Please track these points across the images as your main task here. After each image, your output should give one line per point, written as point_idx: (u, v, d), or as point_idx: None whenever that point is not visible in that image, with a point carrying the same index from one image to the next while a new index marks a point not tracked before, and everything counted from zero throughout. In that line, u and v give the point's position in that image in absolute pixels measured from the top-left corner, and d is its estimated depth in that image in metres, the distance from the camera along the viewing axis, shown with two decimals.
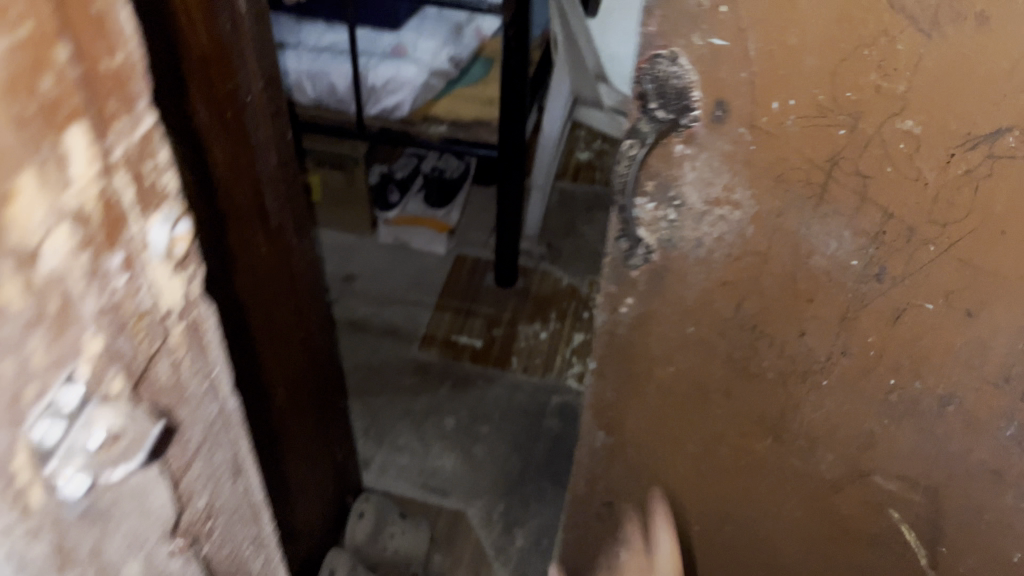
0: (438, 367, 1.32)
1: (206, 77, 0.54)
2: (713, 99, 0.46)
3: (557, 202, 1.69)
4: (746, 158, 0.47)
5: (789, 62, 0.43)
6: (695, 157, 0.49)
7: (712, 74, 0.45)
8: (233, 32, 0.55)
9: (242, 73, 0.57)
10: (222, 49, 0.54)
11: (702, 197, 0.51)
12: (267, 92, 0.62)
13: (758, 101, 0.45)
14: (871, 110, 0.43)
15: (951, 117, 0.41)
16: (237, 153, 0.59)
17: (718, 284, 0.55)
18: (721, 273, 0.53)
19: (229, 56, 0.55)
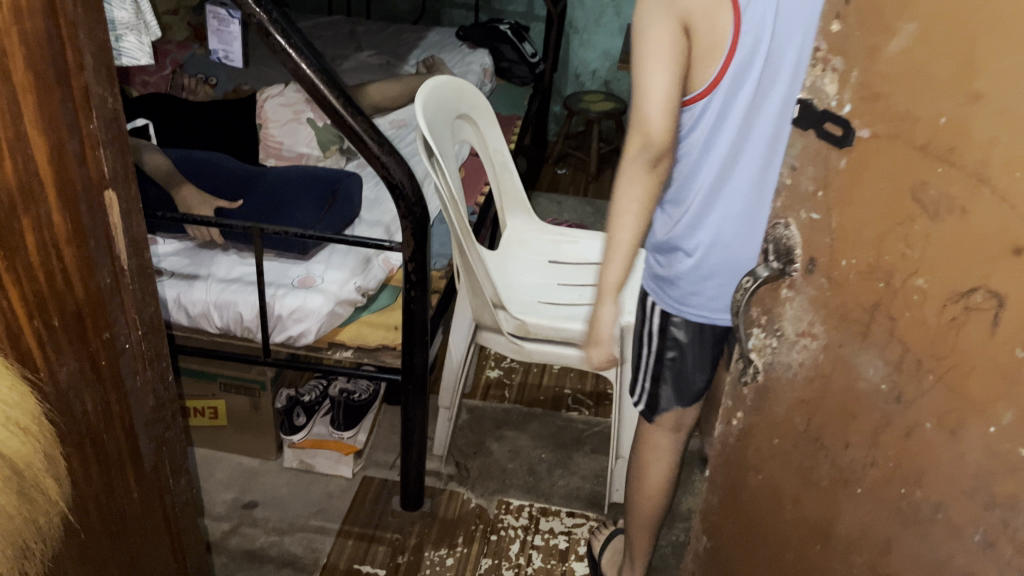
0: None
1: (46, 314, 0.47)
2: (792, 305, 0.62)
3: (467, 419, 1.84)
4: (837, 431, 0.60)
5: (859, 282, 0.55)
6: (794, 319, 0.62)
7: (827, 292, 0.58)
8: (110, 288, 0.50)
9: (115, 318, 0.52)
10: (72, 243, 0.47)
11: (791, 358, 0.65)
12: (145, 346, 0.55)
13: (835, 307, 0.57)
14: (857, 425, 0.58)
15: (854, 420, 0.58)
16: (69, 394, 0.49)
17: (799, 401, 0.64)
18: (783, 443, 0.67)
19: (102, 306, 0.50)
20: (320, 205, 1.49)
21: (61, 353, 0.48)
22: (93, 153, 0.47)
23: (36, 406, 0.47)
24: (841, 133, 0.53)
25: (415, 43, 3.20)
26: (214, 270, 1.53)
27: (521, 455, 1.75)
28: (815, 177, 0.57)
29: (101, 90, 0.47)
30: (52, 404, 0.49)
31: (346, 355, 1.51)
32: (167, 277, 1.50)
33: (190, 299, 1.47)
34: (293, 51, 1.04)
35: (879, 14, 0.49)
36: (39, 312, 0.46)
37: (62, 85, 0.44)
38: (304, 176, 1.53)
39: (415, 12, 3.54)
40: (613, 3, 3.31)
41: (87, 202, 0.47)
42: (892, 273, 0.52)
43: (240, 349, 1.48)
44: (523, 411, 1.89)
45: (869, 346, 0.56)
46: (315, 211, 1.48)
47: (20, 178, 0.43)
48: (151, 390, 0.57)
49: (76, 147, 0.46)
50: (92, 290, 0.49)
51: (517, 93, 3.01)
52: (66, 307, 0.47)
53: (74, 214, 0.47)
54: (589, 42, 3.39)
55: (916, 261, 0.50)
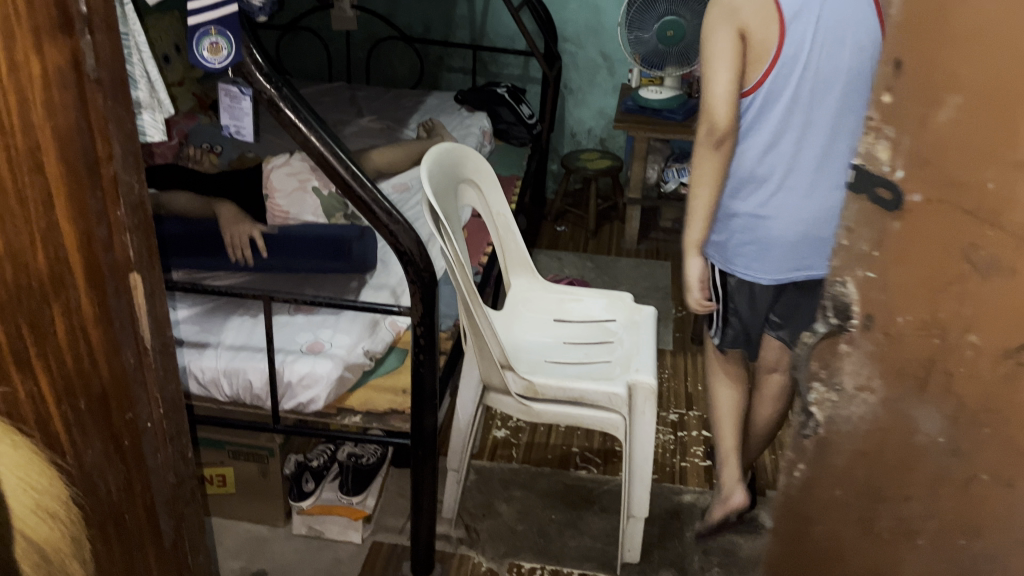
0: None
1: (73, 398, 0.61)
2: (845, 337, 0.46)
3: (474, 479, 2.01)
4: (881, 477, 0.48)
5: (943, 233, 0.39)
6: (841, 355, 0.47)
7: (890, 339, 0.44)
8: (133, 368, 0.63)
9: (137, 397, 0.65)
10: (99, 328, 0.60)
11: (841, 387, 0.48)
12: (164, 423, 0.69)
13: (888, 356, 0.44)
14: (918, 479, 0.46)
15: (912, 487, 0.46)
16: (91, 472, 0.64)
17: (856, 454, 0.49)
18: (866, 471, 0.48)
19: (125, 386, 0.63)
20: (339, 248, 1.69)
21: (85, 438, 0.63)
22: (120, 237, 0.60)
23: (62, 480, 0.63)
24: (887, 195, 0.41)
25: (414, 108, 3.29)
26: (226, 337, 1.66)
27: (529, 514, 1.90)
28: (869, 238, 0.43)
29: (129, 182, 0.60)
30: (79, 479, 0.64)
31: (354, 420, 1.64)
32: (182, 344, 1.63)
33: (203, 367, 1.60)
34: (302, 125, 1.19)
35: (932, 61, 0.37)
36: (66, 397, 0.60)
37: (91, 177, 0.56)
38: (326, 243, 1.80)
39: (415, 74, 3.63)
40: (605, 65, 3.49)
41: (114, 284, 0.60)
42: (948, 327, 0.41)
43: (247, 416, 1.62)
44: (528, 469, 2.06)
45: (929, 399, 0.43)
46: (336, 253, 1.69)
47: (51, 266, 0.56)
48: (174, 467, 0.72)
49: (105, 233, 0.59)
50: (116, 361, 0.62)
51: (514, 155, 3.17)
52: (94, 385, 0.61)
53: (102, 295, 0.59)
54: (584, 100, 3.54)
55: (968, 315, 0.40)
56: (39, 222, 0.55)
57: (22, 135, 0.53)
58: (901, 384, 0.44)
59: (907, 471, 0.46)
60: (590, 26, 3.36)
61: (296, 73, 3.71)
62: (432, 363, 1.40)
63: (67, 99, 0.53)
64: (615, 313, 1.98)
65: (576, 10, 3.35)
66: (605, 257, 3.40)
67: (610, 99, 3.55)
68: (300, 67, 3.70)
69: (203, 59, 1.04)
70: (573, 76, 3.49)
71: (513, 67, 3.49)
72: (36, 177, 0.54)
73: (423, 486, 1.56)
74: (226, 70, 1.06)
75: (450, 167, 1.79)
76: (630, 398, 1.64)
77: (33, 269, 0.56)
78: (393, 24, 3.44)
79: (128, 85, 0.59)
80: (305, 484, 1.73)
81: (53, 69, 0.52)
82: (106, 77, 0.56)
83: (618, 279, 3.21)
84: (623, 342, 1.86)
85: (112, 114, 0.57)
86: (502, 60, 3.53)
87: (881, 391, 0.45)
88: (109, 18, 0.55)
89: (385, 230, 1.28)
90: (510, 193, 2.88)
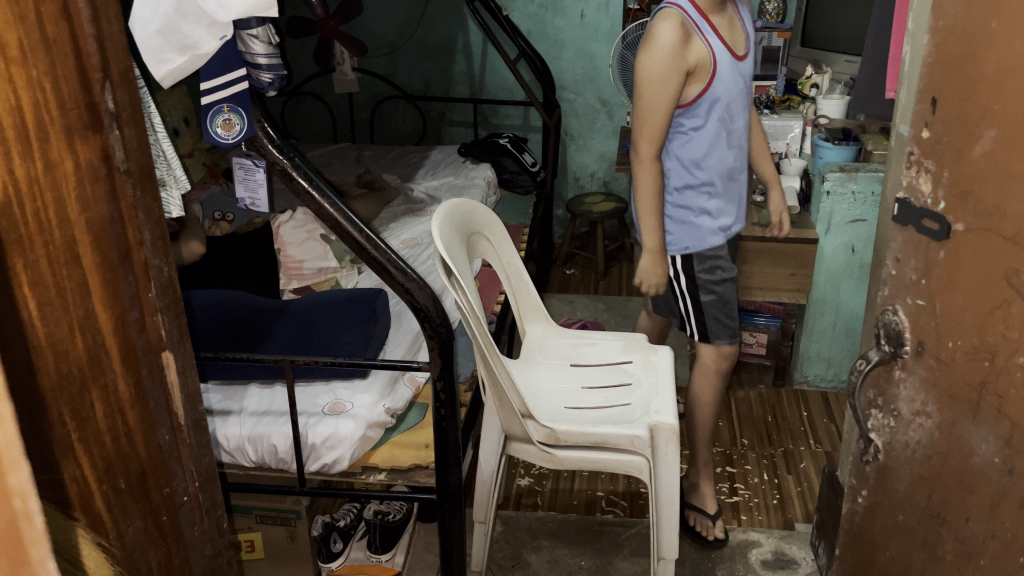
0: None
1: (113, 477, 0.71)
2: (961, 445, 1.10)
3: (503, 529, 2.53)
4: (945, 478, 1.14)
5: (963, 380, 1.07)
6: (913, 413, 1.17)
7: (952, 448, 1.11)
8: (167, 445, 0.77)
9: (172, 472, 0.78)
10: (134, 407, 0.72)
11: (909, 431, 1.19)
12: (200, 498, 0.84)
13: (954, 453, 1.11)
14: (962, 486, 1.11)
15: (954, 483, 1.12)
16: (132, 551, 0.74)
17: (919, 475, 1.18)
18: (942, 493, 1.14)
19: (161, 465, 0.77)
20: (366, 337, 2.20)
21: (124, 515, 0.73)
22: (152, 320, 0.75)
23: (108, 561, 0.72)
24: (938, 228, 1.09)
25: (419, 164, 3.85)
26: (247, 404, 2.08)
27: (558, 563, 2.40)
28: None
29: (157, 266, 0.75)
30: (121, 557, 0.73)
31: (379, 476, 2.03)
32: (210, 413, 2.05)
33: (228, 434, 2.01)
34: (315, 193, 1.56)
35: (971, 131, 1.01)
36: (106, 476, 0.70)
37: (122, 263, 0.70)
38: (343, 315, 2.25)
39: (416, 132, 4.27)
40: (604, 110, 4.13)
41: (147, 365, 0.74)
42: (1000, 358, 1.01)
43: (276, 480, 2.03)
44: (556, 517, 2.58)
45: (982, 423, 1.05)
46: (364, 340, 2.19)
47: (88, 350, 0.67)
48: (210, 539, 0.87)
49: (137, 316, 0.73)
50: (152, 444, 0.75)
51: (521, 202, 3.69)
52: (130, 463, 0.72)
53: (136, 375, 0.73)
54: (585, 145, 4.20)
55: (1014, 347, 0.99)
56: (77, 312, 0.66)
57: (59, 231, 0.63)
58: (971, 453, 1.08)
59: (942, 482, 1.14)
60: (586, 73, 4.02)
61: (303, 135, 4.35)
62: (452, 416, 1.78)
63: (100, 192, 0.67)
64: (631, 355, 2.32)
65: (572, 58, 4.01)
66: (618, 297, 3.96)
67: (608, 142, 4.19)
68: (306, 129, 4.34)
69: (217, 134, 1.46)
70: (574, 122, 4.15)
71: (513, 117, 4.14)
72: (73, 271, 0.65)
73: (454, 537, 1.96)
74: (236, 142, 1.48)
75: (465, 223, 2.15)
76: (652, 440, 1.98)
77: (74, 355, 0.66)
78: (394, 84, 4.08)
79: (150, 176, 0.74)
80: (334, 545, 2.25)
81: (84, 160, 0.65)
82: (132, 167, 0.71)
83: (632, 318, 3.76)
84: (642, 384, 2.19)
85: (138, 204, 0.72)
86: (502, 111, 4.17)
87: (982, 441, 1.06)
88: (131, 115, 0.70)
89: (401, 288, 1.65)
90: (518, 238, 3.34)
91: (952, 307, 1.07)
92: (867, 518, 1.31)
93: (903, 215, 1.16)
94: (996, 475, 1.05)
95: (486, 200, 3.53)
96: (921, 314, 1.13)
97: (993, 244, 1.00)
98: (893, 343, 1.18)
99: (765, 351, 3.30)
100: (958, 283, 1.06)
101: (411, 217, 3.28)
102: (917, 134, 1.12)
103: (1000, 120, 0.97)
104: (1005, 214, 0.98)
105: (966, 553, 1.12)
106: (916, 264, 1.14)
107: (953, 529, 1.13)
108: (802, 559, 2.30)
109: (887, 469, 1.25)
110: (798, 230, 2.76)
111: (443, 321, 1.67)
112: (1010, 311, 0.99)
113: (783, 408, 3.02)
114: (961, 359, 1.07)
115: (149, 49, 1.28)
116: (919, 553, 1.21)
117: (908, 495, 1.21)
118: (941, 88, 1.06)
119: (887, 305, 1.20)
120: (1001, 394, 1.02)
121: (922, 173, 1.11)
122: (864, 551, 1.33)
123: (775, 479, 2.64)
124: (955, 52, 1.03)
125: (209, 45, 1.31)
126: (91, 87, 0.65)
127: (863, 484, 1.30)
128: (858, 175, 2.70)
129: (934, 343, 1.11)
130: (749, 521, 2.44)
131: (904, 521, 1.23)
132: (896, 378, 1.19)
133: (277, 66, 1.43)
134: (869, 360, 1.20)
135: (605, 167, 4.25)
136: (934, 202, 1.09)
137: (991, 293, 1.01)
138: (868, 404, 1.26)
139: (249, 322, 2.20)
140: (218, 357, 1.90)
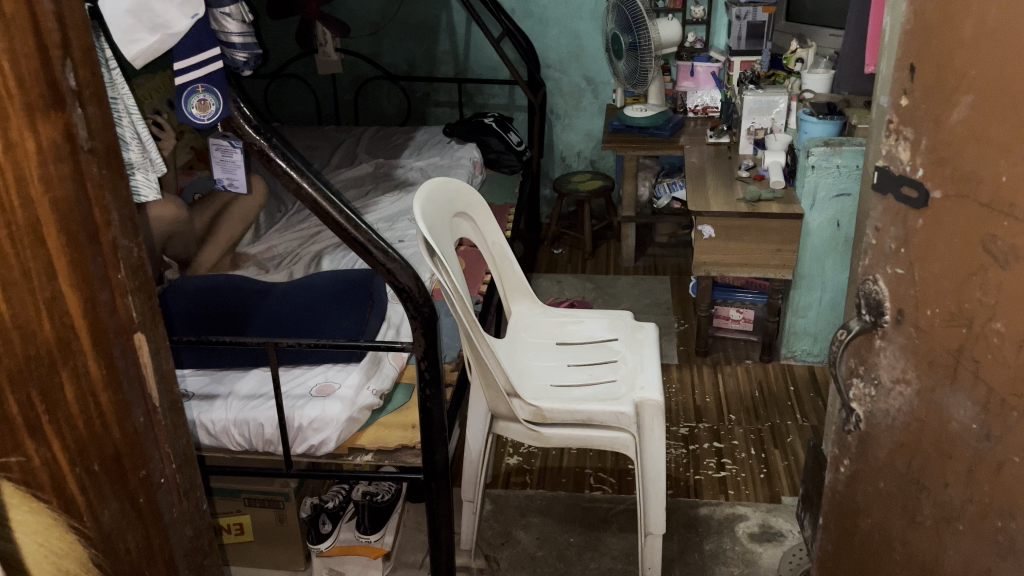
0: (677, 513, 2.37)
1: (87, 458, 0.63)
2: (937, 415, 1.02)
3: (492, 508, 2.52)
4: (919, 448, 1.06)
5: (937, 345, 1.00)
6: (891, 383, 1.09)
7: (930, 419, 1.03)
8: (144, 427, 0.69)
9: (149, 454, 0.70)
10: (108, 391, 0.65)
11: (886, 403, 1.11)
12: (179, 480, 0.75)
13: (929, 422, 1.04)
14: (943, 457, 1.02)
15: (931, 453, 1.04)
16: (111, 534, 0.66)
17: (897, 445, 1.10)
18: (919, 466, 1.06)
19: (137, 446, 0.69)
20: (359, 326, 2.12)
21: (103, 498, 0.65)
22: (123, 301, 0.66)
23: (82, 544, 0.64)
24: (917, 195, 1.01)
25: (405, 145, 3.80)
26: (236, 388, 2.05)
27: (547, 540, 2.39)
28: None
29: (128, 246, 0.67)
30: (98, 541, 0.65)
31: (365, 458, 2.02)
32: (191, 399, 2.02)
33: (213, 418, 1.98)
34: (294, 172, 1.50)
35: (950, 101, 0.93)
36: (80, 457, 0.62)
37: (92, 243, 0.62)
38: (339, 300, 2.21)
39: (401, 114, 4.22)
40: (589, 88, 4.08)
41: (120, 347, 0.66)
42: (976, 324, 0.94)
43: (262, 465, 2.01)
44: (545, 495, 2.57)
45: (966, 395, 0.97)
46: (359, 330, 2.11)
47: (57, 332, 0.60)
48: (190, 520, 0.78)
49: (109, 297, 0.65)
50: (127, 426, 0.67)
51: (506, 182, 3.65)
52: (105, 446, 0.65)
53: (108, 357, 0.65)
54: (571, 124, 4.17)
55: (993, 312, 0.91)
56: (43, 292, 0.58)
57: (20, 211, 0.56)
58: (948, 421, 1.01)
59: (919, 453, 1.06)
60: (571, 51, 3.98)
61: (288, 118, 4.30)
62: (438, 396, 1.74)
63: (65, 171, 0.59)
64: (616, 332, 2.33)
65: (556, 36, 3.97)
66: (605, 277, 3.92)
67: (594, 121, 4.15)
68: (291, 113, 4.29)
69: (193, 115, 1.39)
70: (559, 101, 4.11)
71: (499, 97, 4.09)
72: (38, 247, 0.58)
73: (440, 518, 1.91)
74: (212, 123, 1.40)
75: (447, 204, 2.13)
76: (637, 416, 1.97)
77: (41, 337, 0.58)
78: (378, 64, 4.03)
79: (121, 156, 0.66)
80: (324, 527, 2.18)
81: (47, 140, 0.57)
82: (99, 147, 0.63)
83: (620, 297, 3.72)
84: (627, 361, 2.19)
85: (105, 183, 0.63)
86: (487, 91, 4.12)
87: (960, 407, 0.98)
88: (96, 93, 0.62)
89: (382, 268, 1.58)
90: (505, 218, 3.29)
91: (925, 270, 1.01)
92: (841, 489, 1.25)
93: (881, 183, 1.08)
94: (980, 447, 0.96)
95: (473, 179, 3.47)
96: (893, 281, 1.07)
97: (972, 201, 0.92)
98: (868, 313, 1.12)
99: (750, 327, 3.29)
100: (935, 245, 0.99)
101: (388, 197, 3.25)
102: (895, 102, 1.04)
103: (978, 83, 0.89)
104: (980, 178, 0.90)
105: (948, 527, 1.03)
106: (894, 232, 1.06)
107: (933, 503, 1.05)
108: (789, 531, 2.30)
109: (866, 440, 1.17)
110: (783, 206, 2.81)
111: (428, 302, 1.62)
112: (988, 272, 0.91)
113: (770, 382, 3.01)
114: (933, 326, 1.00)
115: (121, 29, 1.27)
116: (893, 529, 1.14)
117: (887, 462, 1.12)
118: (918, 54, 0.98)
119: (867, 274, 1.13)
120: (978, 359, 0.94)
121: (900, 141, 1.03)
122: (838, 520, 1.27)
123: (762, 454, 2.64)
124: (933, 14, 0.95)
125: (181, 23, 1.29)
126: (52, 64, 0.57)
127: (845, 453, 1.22)
128: (843, 149, 2.69)
129: (913, 311, 1.04)
130: (737, 496, 2.44)
131: (881, 495, 1.15)
132: (874, 342, 1.12)
133: (253, 44, 1.42)
134: (850, 326, 1.13)
135: (592, 146, 4.22)
136: (912, 170, 1.01)
137: (965, 251, 0.94)
138: (848, 374, 1.18)
139: (233, 312, 2.16)
140: (200, 339, 1.85)
